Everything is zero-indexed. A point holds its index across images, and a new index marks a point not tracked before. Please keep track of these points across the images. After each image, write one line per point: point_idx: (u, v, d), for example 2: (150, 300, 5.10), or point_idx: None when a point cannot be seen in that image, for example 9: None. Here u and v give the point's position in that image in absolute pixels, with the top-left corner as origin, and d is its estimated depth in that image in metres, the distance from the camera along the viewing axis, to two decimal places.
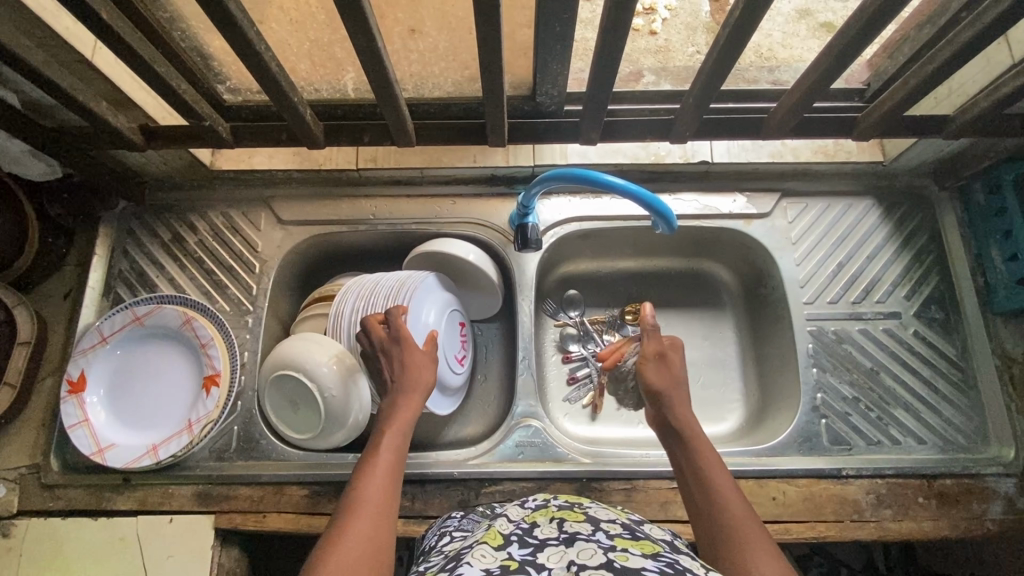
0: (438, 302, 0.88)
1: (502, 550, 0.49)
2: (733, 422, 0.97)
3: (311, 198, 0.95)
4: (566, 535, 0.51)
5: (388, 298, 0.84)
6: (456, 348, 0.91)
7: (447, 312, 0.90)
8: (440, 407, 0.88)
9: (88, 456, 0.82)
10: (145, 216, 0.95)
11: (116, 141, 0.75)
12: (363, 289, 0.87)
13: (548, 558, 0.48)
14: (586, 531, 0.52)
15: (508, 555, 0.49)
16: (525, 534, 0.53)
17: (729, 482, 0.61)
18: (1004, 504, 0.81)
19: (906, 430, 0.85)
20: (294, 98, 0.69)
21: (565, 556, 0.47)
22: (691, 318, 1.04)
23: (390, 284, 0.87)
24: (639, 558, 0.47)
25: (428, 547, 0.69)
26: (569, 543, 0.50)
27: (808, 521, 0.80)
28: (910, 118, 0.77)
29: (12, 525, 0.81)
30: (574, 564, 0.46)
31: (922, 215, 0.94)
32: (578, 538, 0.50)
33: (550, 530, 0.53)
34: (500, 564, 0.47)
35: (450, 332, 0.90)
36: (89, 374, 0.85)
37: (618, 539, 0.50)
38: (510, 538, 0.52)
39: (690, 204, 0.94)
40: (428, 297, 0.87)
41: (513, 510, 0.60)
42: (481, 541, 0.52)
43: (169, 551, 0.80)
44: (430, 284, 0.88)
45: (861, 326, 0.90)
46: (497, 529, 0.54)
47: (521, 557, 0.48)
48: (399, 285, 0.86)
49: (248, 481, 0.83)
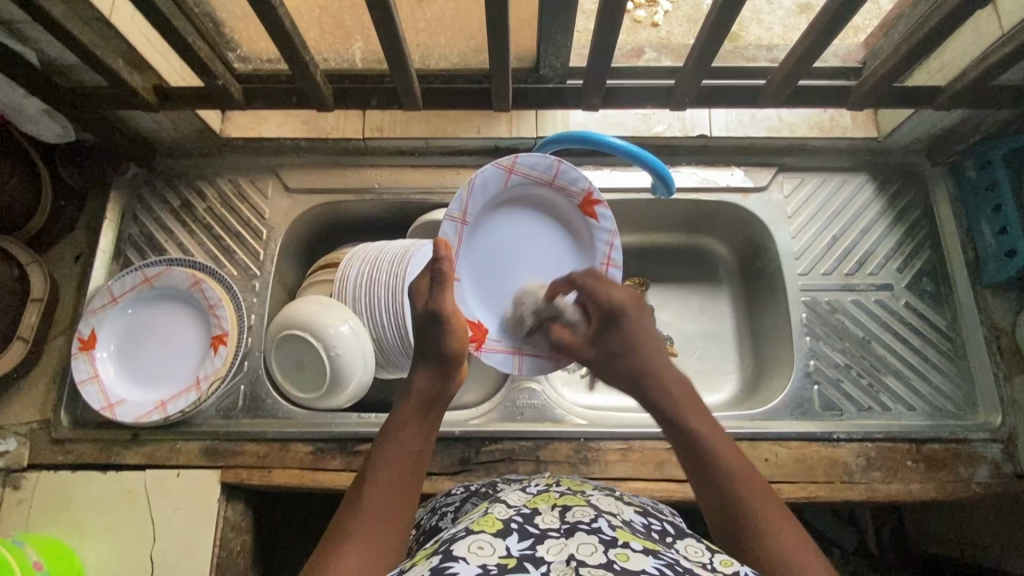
0: (489, 200, 0.78)
1: (499, 543, 0.49)
2: (728, 393, 0.99)
3: (318, 166, 0.97)
4: (568, 526, 0.51)
5: (585, 208, 0.82)
6: (472, 310, 0.79)
7: (478, 220, 0.78)
8: (529, 373, 0.82)
9: (98, 410, 0.84)
10: (156, 182, 0.97)
11: (129, 100, 0.77)
12: (591, 196, 0.81)
13: (547, 551, 0.48)
14: (587, 520, 0.52)
15: (506, 551, 0.48)
16: (525, 521, 0.52)
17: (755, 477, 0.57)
18: (991, 468, 0.83)
19: (896, 397, 0.88)
20: (307, 58, 0.72)
21: (565, 550, 0.48)
22: (689, 292, 1.06)
23: (539, 164, 0.77)
24: (640, 556, 0.47)
25: (427, 526, 0.69)
26: (569, 535, 0.50)
27: (800, 482, 0.82)
28: (903, 90, 0.79)
29: (24, 478, 0.83)
30: (573, 561, 0.47)
31: (915, 191, 0.96)
32: (579, 530, 0.51)
33: (551, 519, 0.53)
34: (498, 563, 0.47)
35: (493, 253, 0.81)
36: (100, 333, 0.87)
37: (619, 534, 0.51)
38: (508, 526, 0.51)
39: (690, 177, 0.96)
40: (528, 194, 0.81)
41: (512, 494, 0.59)
42: (476, 526, 0.51)
43: (177, 503, 0.82)
44: (484, 177, 0.75)
45: (854, 297, 0.92)
46: (495, 514, 0.54)
47: (519, 552, 0.48)
48: (552, 176, 0.79)
49: (254, 438, 0.85)
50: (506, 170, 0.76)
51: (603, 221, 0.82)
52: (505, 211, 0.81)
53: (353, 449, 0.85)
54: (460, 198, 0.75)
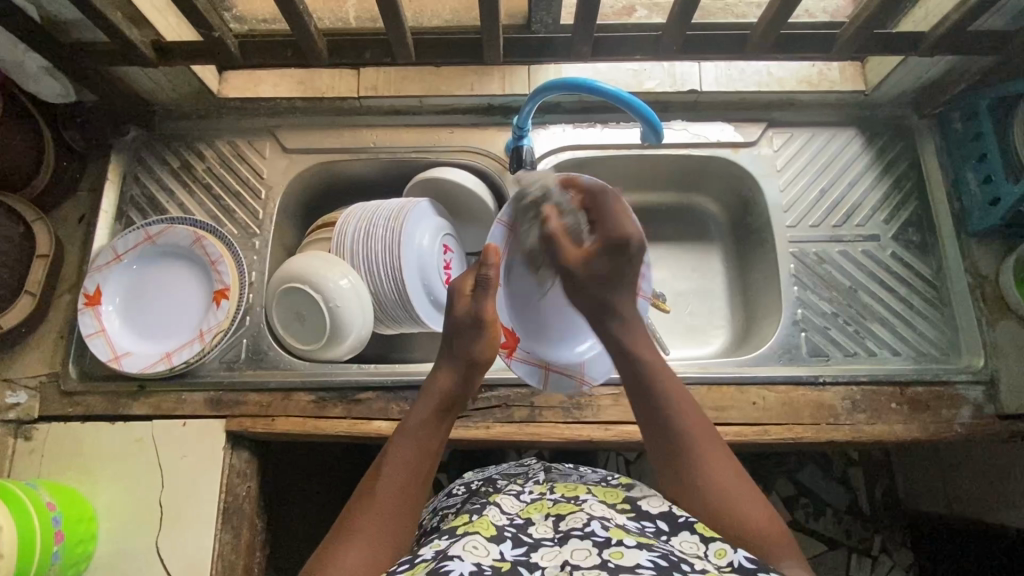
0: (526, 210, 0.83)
1: (495, 548, 0.54)
2: (719, 345, 1.02)
3: (315, 127, 0.99)
4: (562, 533, 0.56)
5: None
6: (508, 317, 0.83)
7: None
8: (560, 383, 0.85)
9: (106, 362, 0.86)
10: (155, 144, 0.99)
11: (127, 54, 0.79)
12: None
13: (542, 558, 0.53)
14: (581, 525, 0.57)
15: (500, 555, 0.53)
16: (520, 531, 0.58)
17: (701, 418, 0.67)
18: (973, 410, 0.85)
19: (882, 343, 0.90)
20: (300, 9, 0.73)
21: (559, 556, 0.53)
22: (681, 249, 1.08)
23: None
24: (632, 552, 0.52)
25: (427, 525, 0.72)
26: (563, 542, 0.55)
27: (787, 423, 0.85)
28: (886, 36, 0.81)
29: (35, 429, 0.86)
30: (568, 565, 0.51)
31: (903, 144, 0.98)
32: (573, 535, 0.55)
33: (545, 529, 0.58)
34: (492, 564, 0.52)
35: None
36: (105, 288, 0.89)
37: (612, 531, 0.55)
38: (504, 533, 0.56)
39: (681, 132, 0.98)
40: None
41: (507, 500, 0.65)
42: (474, 529, 0.57)
43: (185, 451, 0.85)
44: (537, 185, 0.81)
45: (841, 247, 0.94)
46: (490, 518, 0.59)
47: (514, 557, 0.53)
48: None
49: (257, 388, 0.88)
50: None
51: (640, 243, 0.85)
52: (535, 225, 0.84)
53: (355, 396, 0.87)
54: (511, 203, 0.80)
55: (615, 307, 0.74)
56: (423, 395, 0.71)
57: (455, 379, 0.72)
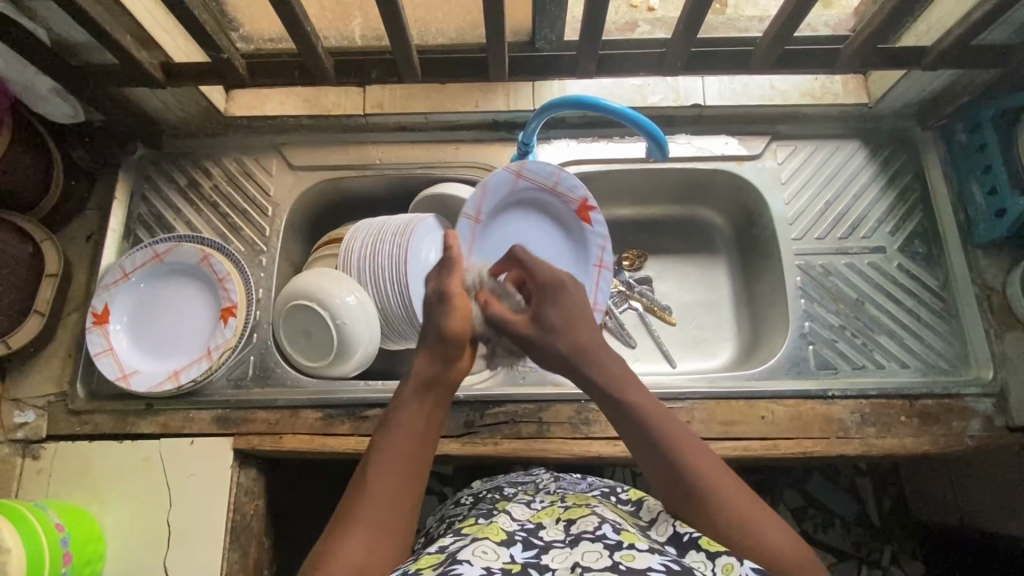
0: (502, 203, 0.89)
1: (505, 551, 0.54)
2: (725, 358, 1.02)
3: (321, 144, 1.00)
4: (572, 536, 0.56)
5: (581, 213, 0.91)
6: None
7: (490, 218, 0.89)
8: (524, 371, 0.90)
9: (114, 381, 0.86)
10: (163, 163, 0.99)
11: (137, 77, 0.80)
12: (586, 203, 0.90)
13: (552, 560, 0.53)
14: (592, 528, 0.56)
15: (510, 558, 0.53)
16: (531, 535, 0.58)
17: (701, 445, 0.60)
18: (983, 422, 0.85)
19: (890, 355, 0.90)
20: (308, 30, 0.74)
21: (570, 558, 0.52)
22: (686, 262, 1.08)
23: (542, 172, 0.87)
24: (644, 555, 0.51)
25: (435, 537, 0.72)
26: (574, 544, 0.54)
27: (796, 437, 0.84)
28: (889, 51, 0.81)
29: (42, 448, 0.86)
30: (578, 567, 0.50)
31: (907, 155, 0.98)
32: (583, 538, 0.54)
33: (556, 533, 0.57)
34: (502, 566, 0.51)
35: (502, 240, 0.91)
36: (113, 307, 0.89)
37: (623, 534, 0.55)
38: (514, 537, 0.56)
39: (685, 146, 0.98)
40: (536, 199, 0.91)
41: (518, 508, 0.64)
42: (484, 535, 0.57)
43: (192, 469, 0.85)
44: (496, 180, 0.86)
45: (847, 260, 0.94)
46: (501, 525, 0.59)
47: (524, 560, 0.53)
48: (554, 183, 0.89)
49: (265, 405, 0.88)
50: (513, 175, 0.87)
51: (596, 226, 0.91)
52: (514, 211, 0.91)
53: (362, 413, 0.87)
54: (473, 198, 0.86)
55: (578, 351, 0.68)
56: (407, 381, 0.67)
57: (437, 358, 0.67)
